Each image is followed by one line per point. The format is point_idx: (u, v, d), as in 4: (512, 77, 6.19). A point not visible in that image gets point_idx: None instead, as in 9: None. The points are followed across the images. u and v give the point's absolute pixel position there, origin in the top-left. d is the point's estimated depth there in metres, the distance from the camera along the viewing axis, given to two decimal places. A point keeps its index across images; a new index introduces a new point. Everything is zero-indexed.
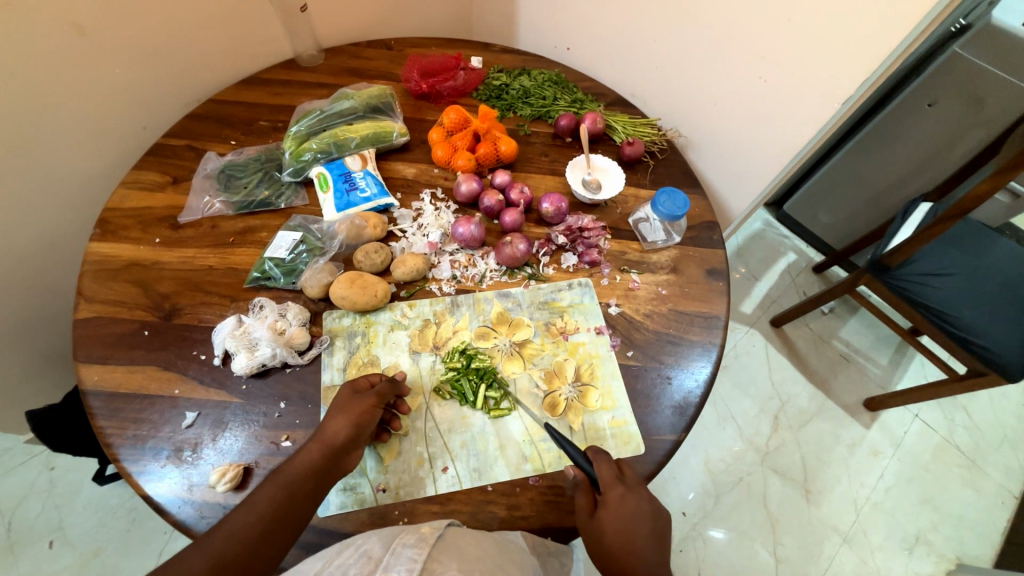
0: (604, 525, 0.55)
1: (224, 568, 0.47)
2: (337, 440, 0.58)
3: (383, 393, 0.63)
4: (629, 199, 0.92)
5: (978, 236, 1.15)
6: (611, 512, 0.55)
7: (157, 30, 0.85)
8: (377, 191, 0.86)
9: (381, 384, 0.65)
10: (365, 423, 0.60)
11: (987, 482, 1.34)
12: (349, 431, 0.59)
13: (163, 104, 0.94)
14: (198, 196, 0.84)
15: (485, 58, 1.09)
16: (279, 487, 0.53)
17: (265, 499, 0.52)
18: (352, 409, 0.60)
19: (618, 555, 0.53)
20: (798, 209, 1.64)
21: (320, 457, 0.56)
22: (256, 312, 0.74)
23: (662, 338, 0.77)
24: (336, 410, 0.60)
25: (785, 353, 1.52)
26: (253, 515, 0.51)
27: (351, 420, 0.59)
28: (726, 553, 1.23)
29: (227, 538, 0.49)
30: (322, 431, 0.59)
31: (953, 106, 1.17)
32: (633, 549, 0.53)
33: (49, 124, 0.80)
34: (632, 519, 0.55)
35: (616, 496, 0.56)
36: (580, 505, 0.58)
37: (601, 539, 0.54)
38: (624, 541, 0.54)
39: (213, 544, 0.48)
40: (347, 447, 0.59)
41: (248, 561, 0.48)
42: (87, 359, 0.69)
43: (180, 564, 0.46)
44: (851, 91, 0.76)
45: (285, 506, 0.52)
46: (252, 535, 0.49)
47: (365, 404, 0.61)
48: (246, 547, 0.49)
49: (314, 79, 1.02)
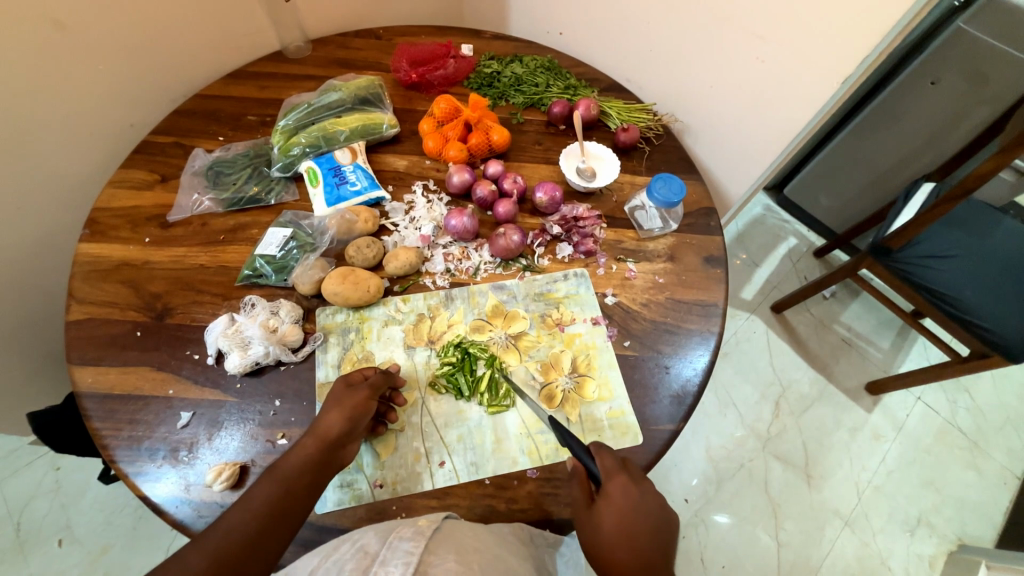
0: (603, 517, 0.54)
1: (223, 564, 0.47)
2: (332, 434, 0.58)
3: (377, 386, 0.63)
4: (625, 186, 0.90)
5: (982, 216, 1.13)
6: (612, 502, 0.54)
7: (141, 24, 0.84)
8: (368, 184, 0.85)
9: (375, 376, 0.64)
10: (360, 417, 0.60)
11: (990, 463, 1.34)
12: (344, 426, 0.58)
13: (150, 101, 0.93)
14: (187, 194, 0.83)
15: (475, 45, 1.07)
16: (275, 483, 0.53)
17: (262, 494, 0.52)
18: (346, 403, 0.60)
19: (617, 546, 0.52)
20: (798, 193, 1.62)
21: (316, 452, 0.56)
22: (248, 310, 0.73)
23: (659, 327, 0.77)
24: (331, 404, 0.60)
25: (786, 337, 1.51)
26: (250, 512, 0.50)
27: (345, 414, 0.59)
28: (729, 538, 1.23)
29: (224, 536, 0.48)
30: (316, 425, 0.58)
31: (957, 83, 1.15)
32: (636, 543, 0.52)
33: (32, 124, 0.78)
34: (634, 513, 0.54)
35: (619, 485, 0.56)
36: (578, 497, 0.58)
37: (597, 530, 0.53)
38: (624, 535, 0.52)
39: (210, 541, 0.48)
40: (342, 441, 0.58)
41: (246, 557, 0.48)
42: (81, 361, 0.68)
43: (176, 563, 0.46)
44: (851, 70, 0.74)
45: (281, 503, 0.52)
46: (249, 532, 0.49)
47: (358, 397, 0.61)
48: (245, 544, 0.48)
49: (302, 71, 1.00)
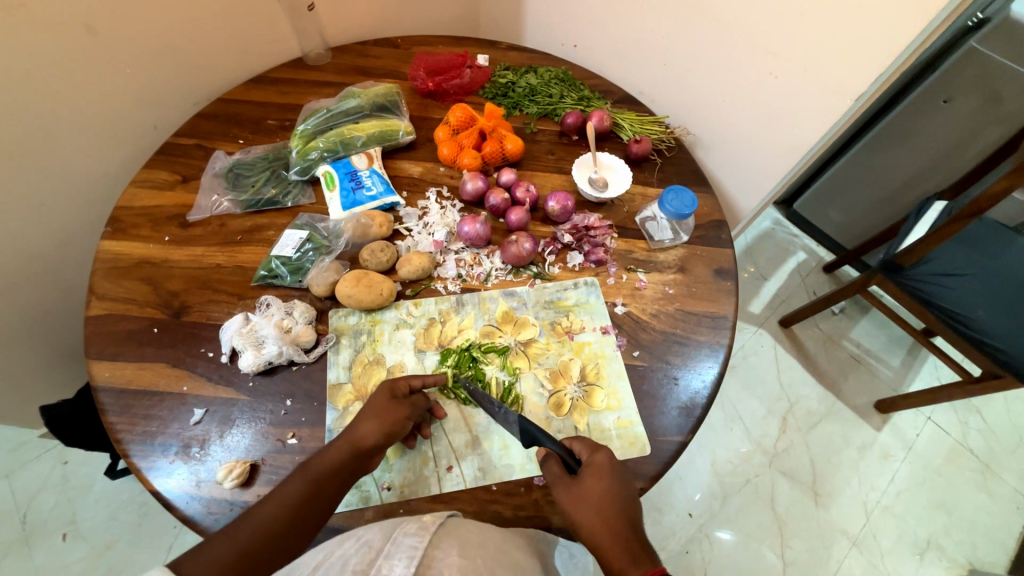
0: (587, 488, 0.56)
1: (250, 556, 0.48)
2: (366, 443, 0.59)
3: (418, 405, 0.64)
4: (637, 197, 0.91)
5: (995, 235, 1.12)
6: (598, 470, 0.57)
7: (168, 30, 0.86)
8: (383, 189, 0.86)
9: (417, 395, 0.65)
10: (396, 433, 0.61)
11: (1002, 486, 1.32)
12: (380, 437, 0.59)
13: (173, 103, 0.95)
14: (207, 194, 0.85)
15: (491, 56, 1.09)
16: (306, 481, 0.55)
17: (293, 491, 0.54)
18: (386, 416, 0.61)
19: (602, 510, 0.54)
20: (808, 208, 1.62)
21: (348, 458, 0.57)
22: (263, 310, 0.74)
23: (669, 338, 0.77)
24: (370, 413, 0.61)
25: (794, 352, 1.51)
26: (280, 507, 0.52)
27: (383, 427, 0.60)
28: (733, 555, 1.22)
29: (255, 527, 0.50)
30: (352, 431, 0.59)
31: (969, 103, 1.15)
32: (620, 509, 0.54)
33: (58, 122, 0.80)
34: (617, 478, 0.57)
35: (605, 455, 0.59)
36: (554, 473, 0.58)
37: (584, 497, 0.55)
38: (605, 498, 0.55)
39: (240, 532, 0.49)
40: (374, 452, 0.59)
41: (272, 551, 0.49)
42: (98, 355, 0.70)
43: (205, 552, 0.47)
44: (864, 87, 0.74)
45: (309, 502, 0.54)
46: (276, 526, 0.51)
47: (400, 412, 0.61)
48: (271, 537, 0.50)
49: (321, 78, 1.02)
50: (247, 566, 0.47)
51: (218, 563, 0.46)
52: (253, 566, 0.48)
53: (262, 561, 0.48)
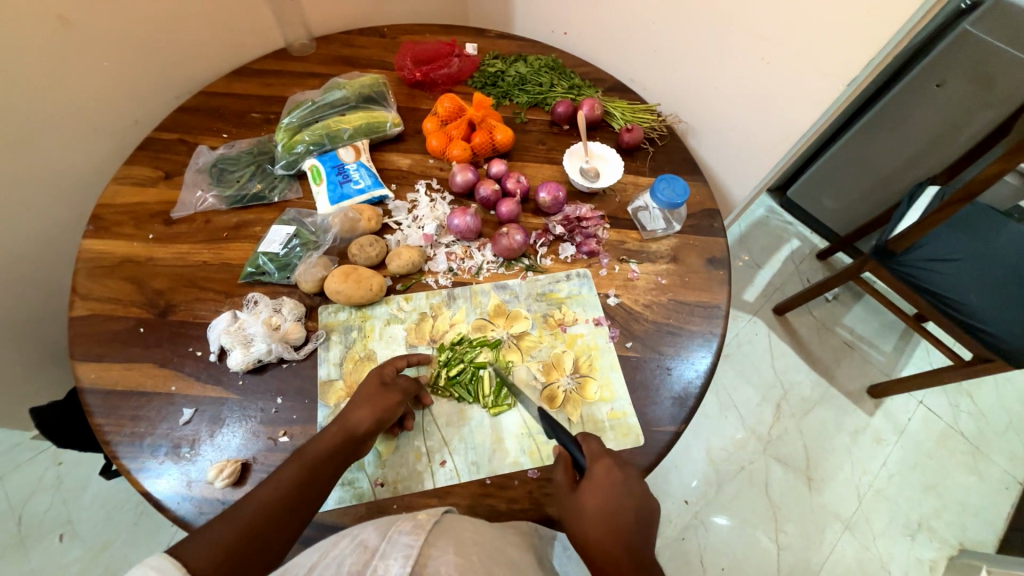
0: (585, 504, 0.55)
1: (252, 535, 0.49)
2: (359, 428, 0.59)
3: (408, 390, 0.64)
4: (629, 187, 0.90)
5: (986, 219, 1.12)
6: (596, 484, 0.56)
7: (145, 21, 0.84)
8: (371, 183, 0.84)
9: (404, 379, 0.65)
10: (388, 418, 0.61)
11: (991, 468, 1.34)
12: (372, 423, 0.60)
13: (154, 97, 0.93)
14: (190, 190, 0.83)
15: (479, 44, 1.07)
16: (302, 465, 0.55)
17: (289, 474, 0.54)
18: (377, 401, 0.61)
19: (599, 528, 0.54)
20: (801, 194, 1.62)
21: (341, 443, 0.58)
22: (251, 307, 0.73)
23: (661, 329, 0.76)
24: (361, 400, 0.61)
25: (788, 340, 1.51)
26: (278, 490, 0.53)
27: (375, 412, 0.60)
28: (728, 541, 1.23)
29: (255, 509, 0.50)
30: (346, 416, 0.59)
31: (962, 86, 1.14)
32: (616, 526, 0.54)
33: (37, 119, 0.79)
34: (617, 491, 0.56)
35: (604, 469, 0.57)
36: (562, 481, 0.58)
37: (582, 515, 0.55)
38: (604, 516, 0.54)
39: (239, 515, 0.50)
40: (366, 437, 0.59)
41: (272, 531, 0.50)
42: (84, 357, 0.69)
43: (206, 535, 0.47)
44: (857, 72, 0.73)
45: (305, 485, 0.54)
46: (274, 507, 0.51)
47: (391, 398, 0.62)
48: (270, 518, 0.50)
49: (306, 69, 1.00)
50: (250, 544, 0.48)
51: (220, 544, 0.47)
52: (256, 545, 0.48)
53: (264, 539, 0.49)
